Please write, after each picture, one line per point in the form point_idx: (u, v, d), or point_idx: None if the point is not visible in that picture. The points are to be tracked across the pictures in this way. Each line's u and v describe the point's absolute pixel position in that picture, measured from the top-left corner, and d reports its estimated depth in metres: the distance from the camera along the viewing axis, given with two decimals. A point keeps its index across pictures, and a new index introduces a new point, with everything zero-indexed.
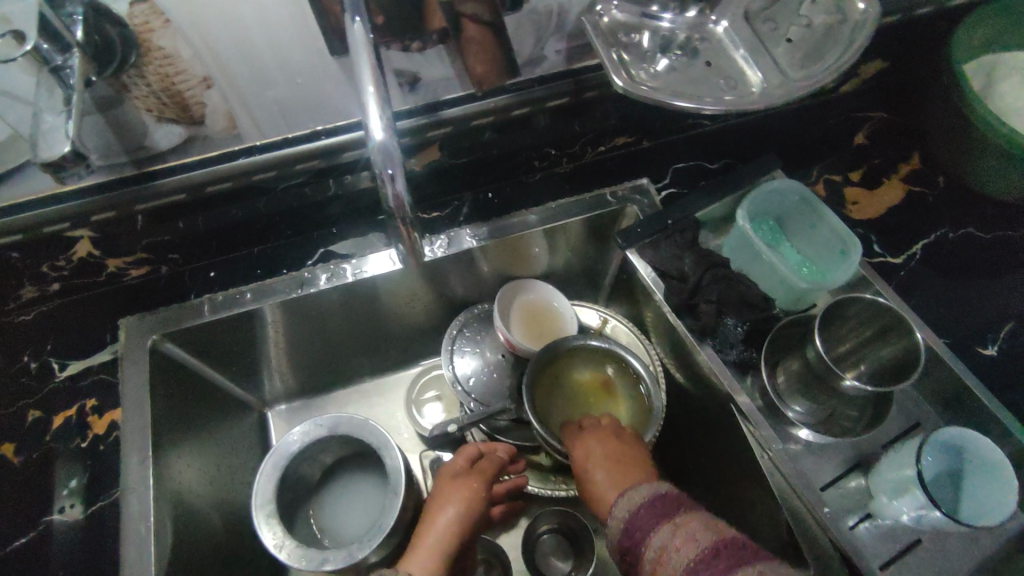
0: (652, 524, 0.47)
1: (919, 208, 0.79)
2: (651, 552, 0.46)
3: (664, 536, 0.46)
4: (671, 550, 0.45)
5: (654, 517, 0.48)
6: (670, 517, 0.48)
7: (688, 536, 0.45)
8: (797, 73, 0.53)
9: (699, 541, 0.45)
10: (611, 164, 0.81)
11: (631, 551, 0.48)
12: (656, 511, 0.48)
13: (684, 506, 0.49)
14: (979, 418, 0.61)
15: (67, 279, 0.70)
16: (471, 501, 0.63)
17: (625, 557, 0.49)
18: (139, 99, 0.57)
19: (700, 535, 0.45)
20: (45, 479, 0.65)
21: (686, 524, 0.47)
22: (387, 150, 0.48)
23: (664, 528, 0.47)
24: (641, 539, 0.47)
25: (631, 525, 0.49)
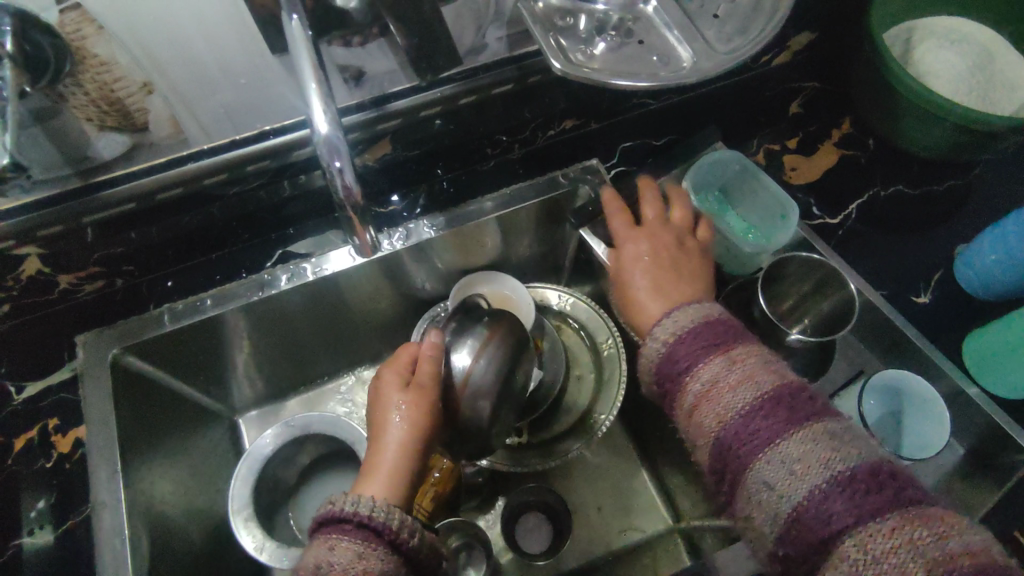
0: (701, 357, 0.50)
1: (853, 169, 0.83)
2: (700, 384, 0.49)
3: (715, 369, 0.48)
4: (724, 386, 0.48)
5: (704, 349, 0.50)
6: (722, 352, 0.50)
7: (745, 373, 0.48)
8: (724, 47, 0.56)
9: (757, 382, 0.47)
10: (561, 148, 0.83)
11: (672, 375, 0.51)
12: (704, 342, 0.51)
13: (737, 339, 0.51)
14: (914, 362, 0.65)
15: (17, 298, 0.68)
16: (418, 412, 0.56)
17: (662, 379, 0.52)
18: (77, 108, 0.56)
19: (761, 376, 0.47)
20: (10, 503, 0.64)
21: (740, 362, 0.49)
22: (333, 144, 0.49)
23: (715, 362, 0.49)
24: (687, 366, 0.50)
25: (677, 351, 0.51)
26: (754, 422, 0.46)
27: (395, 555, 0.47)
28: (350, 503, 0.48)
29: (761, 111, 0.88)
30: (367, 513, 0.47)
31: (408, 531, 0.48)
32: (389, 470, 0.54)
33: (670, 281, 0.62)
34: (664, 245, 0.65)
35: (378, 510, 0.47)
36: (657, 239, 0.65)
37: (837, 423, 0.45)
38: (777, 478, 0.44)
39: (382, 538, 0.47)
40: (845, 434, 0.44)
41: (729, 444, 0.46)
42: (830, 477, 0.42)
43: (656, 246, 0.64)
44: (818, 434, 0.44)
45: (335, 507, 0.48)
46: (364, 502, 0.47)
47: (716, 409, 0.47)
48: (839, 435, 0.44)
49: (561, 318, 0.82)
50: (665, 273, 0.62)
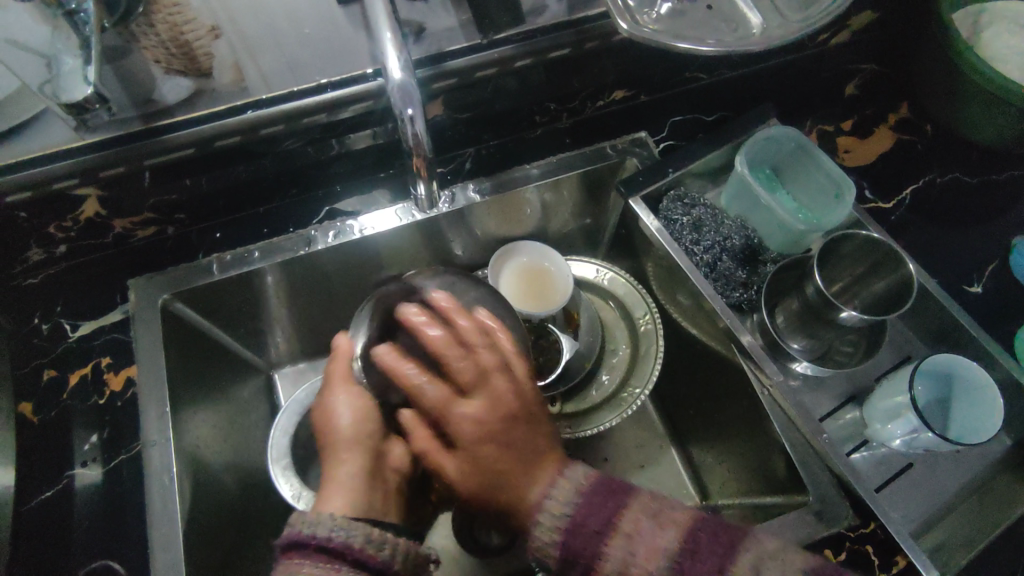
0: (601, 544, 0.47)
1: (908, 154, 0.81)
2: (615, 572, 0.46)
3: (624, 550, 0.46)
4: (639, 564, 0.46)
5: (599, 524, 0.48)
6: (617, 523, 0.48)
7: (649, 545, 0.46)
8: (795, 15, 0.55)
9: (667, 543, 0.46)
10: (610, 119, 0.82)
11: (580, 567, 0.48)
12: (597, 516, 0.48)
13: (622, 495, 0.49)
14: (965, 348, 0.65)
15: (74, 240, 0.69)
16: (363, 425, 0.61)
17: (569, 573, 0.49)
18: (147, 49, 0.60)
19: (663, 542, 0.47)
20: (64, 435, 0.66)
21: (638, 531, 0.47)
22: (405, 88, 0.51)
23: (618, 543, 0.47)
24: (595, 558, 0.47)
25: (570, 540, 0.48)
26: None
27: (362, 571, 0.47)
28: (308, 525, 0.48)
29: (815, 93, 0.87)
30: (326, 535, 0.47)
31: (375, 546, 0.48)
32: (346, 481, 0.59)
33: (510, 459, 0.52)
34: (494, 426, 0.52)
35: (338, 528, 0.48)
36: (482, 419, 0.52)
37: (751, 552, 0.46)
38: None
39: (346, 558, 0.47)
40: (772, 554, 0.47)
41: None
42: None
43: (495, 438, 0.52)
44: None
45: (293, 531, 0.48)
46: (322, 522, 0.48)
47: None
48: (767, 557, 0.46)
49: (596, 292, 0.82)
50: (500, 456, 0.52)
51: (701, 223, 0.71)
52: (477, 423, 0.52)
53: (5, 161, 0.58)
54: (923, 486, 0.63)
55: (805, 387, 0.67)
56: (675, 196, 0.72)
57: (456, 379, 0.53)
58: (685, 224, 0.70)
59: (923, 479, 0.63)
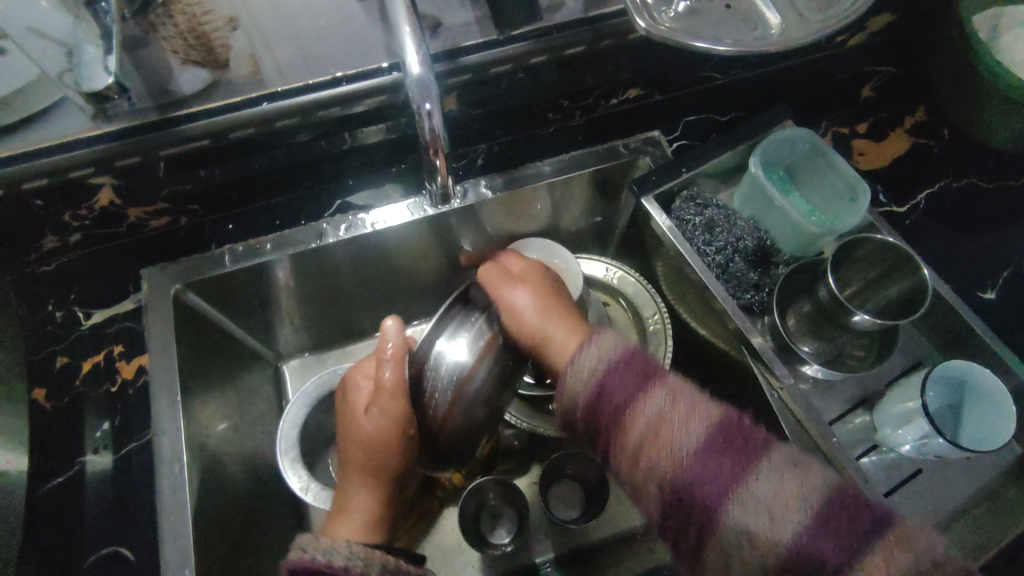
0: (638, 392, 0.49)
1: (923, 158, 0.81)
2: (645, 424, 0.48)
3: (658, 404, 0.49)
4: (670, 422, 0.48)
5: (639, 384, 0.50)
6: (655, 386, 0.50)
7: (684, 413, 0.48)
8: (815, 16, 0.54)
9: (699, 420, 0.48)
10: (623, 117, 0.81)
11: (611, 416, 0.50)
12: (635, 376, 0.51)
13: (662, 374, 0.52)
14: (978, 354, 0.64)
15: (88, 228, 0.69)
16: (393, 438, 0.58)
17: (595, 421, 0.51)
18: (166, 40, 0.59)
19: (699, 411, 0.49)
20: (76, 421, 0.66)
21: (677, 396, 0.50)
22: (423, 83, 0.52)
23: (655, 397, 0.49)
24: (628, 404, 0.49)
25: (605, 388, 0.50)
26: (713, 463, 0.46)
27: None
28: (321, 553, 0.50)
29: (831, 94, 0.86)
30: (340, 563, 0.49)
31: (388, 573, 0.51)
32: (359, 514, 0.60)
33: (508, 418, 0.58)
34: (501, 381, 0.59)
35: (354, 558, 0.50)
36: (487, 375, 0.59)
37: (784, 451, 0.47)
38: (758, 524, 0.44)
39: None
40: (801, 460, 0.47)
41: (687, 490, 0.46)
42: (806, 518, 0.43)
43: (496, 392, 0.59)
44: (778, 467, 0.46)
45: (305, 556, 0.50)
46: (338, 551, 0.50)
47: (672, 453, 0.47)
48: (796, 461, 0.47)
49: (605, 290, 0.82)
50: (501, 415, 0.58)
51: (713, 224, 0.70)
52: (533, 302, 0.61)
53: (12, 150, 0.59)
54: (932, 491, 0.62)
55: (815, 390, 0.67)
56: (688, 196, 0.72)
57: (510, 274, 0.65)
58: (697, 225, 0.70)
59: (932, 484, 0.63)
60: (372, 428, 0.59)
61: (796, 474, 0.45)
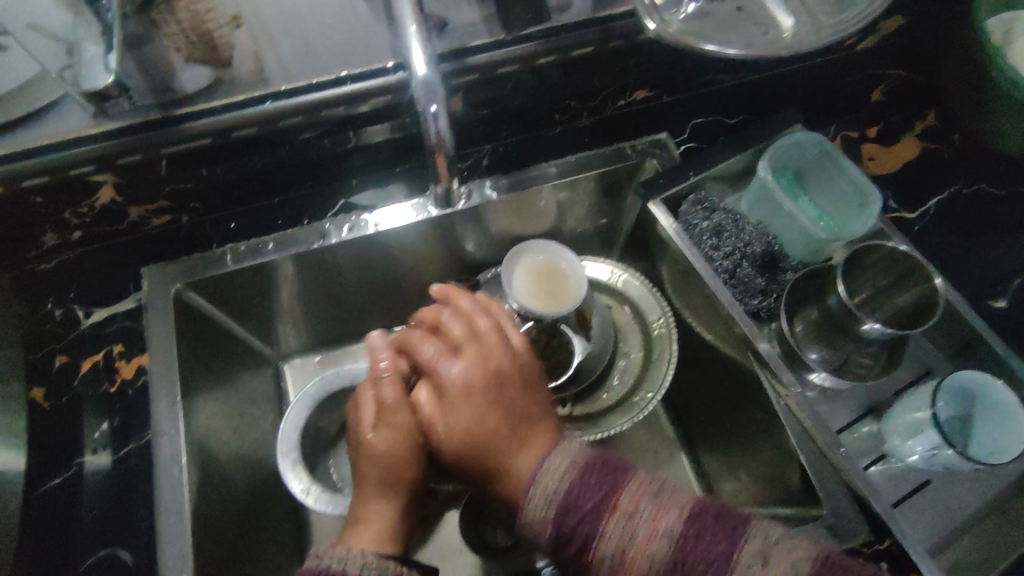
0: (597, 521, 0.47)
1: (934, 163, 0.80)
2: (613, 551, 0.46)
3: (620, 527, 0.46)
4: (636, 543, 0.46)
5: (598, 502, 0.47)
6: (615, 498, 0.48)
7: (647, 530, 0.46)
8: (828, 20, 0.54)
9: (666, 528, 0.46)
10: (629, 119, 0.80)
11: (578, 548, 0.48)
12: (595, 494, 0.48)
13: (620, 474, 0.49)
14: (989, 364, 0.63)
15: (88, 226, 0.69)
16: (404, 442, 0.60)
17: (564, 552, 0.49)
18: (168, 37, 0.59)
19: (660, 526, 0.46)
20: (75, 421, 0.66)
21: (637, 509, 0.47)
22: (430, 85, 0.51)
23: (615, 521, 0.47)
24: (592, 531, 0.47)
25: (565, 523, 0.48)
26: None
27: None
28: (337, 561, 0.50)
29: (840, 97, 0.85)
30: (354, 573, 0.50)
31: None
32: (375, 529, 0.58)
33: (501, 430, 0.56)
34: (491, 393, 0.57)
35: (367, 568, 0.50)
36: (470, 387, 0.57)
37: (758, 539, 0.46)
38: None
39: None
40: (782, 543, 0.46)
41: None
42: None
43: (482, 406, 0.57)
44: (753, 569, 0.44)
45: (320, 564, 0.50)
46: (352, 559, 0.50)
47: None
48: (771, 550, 0.45)
49: (609, 293, 0.81)
50: (494, 427, 0.56)
51: (721, 229, 0.69)
52: (463, 382, 0.58)
53: (6, 148, 0.57)
54: (940, 502, 0.62)
55: (821, 398, 0.66)
56: (695, 200, 0.71)
57: (451, 341, 0.61)
58: (705, 229, 0.69)
59: (940, 496, 0.62)
60: (384, 443, 0.60)
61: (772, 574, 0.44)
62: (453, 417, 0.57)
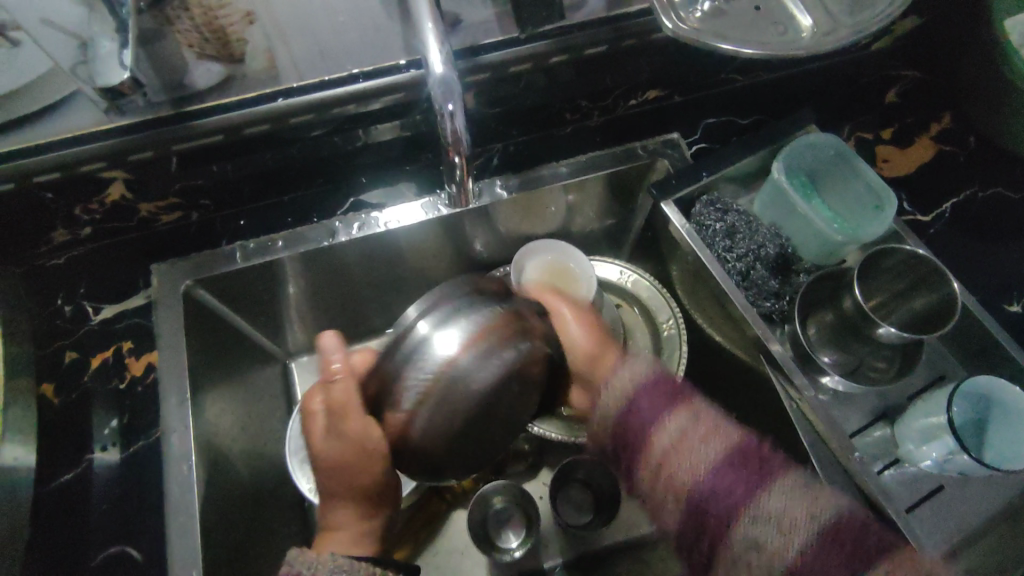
0: (664, 410, 0.52)
1: (949, 166, 0.79)
2: (669, 437, 0.51)
3: (682, 423, 0.51)
4: (694, 441, 0.50)
5: (667, 404, 0.53)
6: (683, 406, 0.53)
7: (705, 431, 0.51)
8: (847, 19, 0.53)
9: (721, 438, 0.50)
10: (641, 118, 0.80)
11: (636, 433, 0.52)
12: (665, 396, 0.53)
13: (690, 396, 0.54)
14: (1004, 369, 0.63)
15: (99, 222, 0.69)
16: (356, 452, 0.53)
17: (624, 436, 0.53)
18: (181, 33, 0.57)
19: (724, 433, 0.51)
20: (85, 418, 0.66)
21: (702, 416, 0.52)
22: (446, 84, 0.50)
23: (681, 415, 0.52)
24: (653, 421, 0.52)
25: (635, 405, 0.53)
26: (729, 477, 0.48)
27: None
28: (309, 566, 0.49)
29: (854, 98, 0.84)
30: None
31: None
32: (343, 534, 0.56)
33: (583, 329, 0.61)
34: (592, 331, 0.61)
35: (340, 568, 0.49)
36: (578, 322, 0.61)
37: (799, 474, 0.49)
38: (768, 537, 0.45)
39: None
40: (811, 486, 0.48)
41: (703, 502, 0.47)
42: (811, 542, 0.44)
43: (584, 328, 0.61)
44: (792, 486, 0.47)
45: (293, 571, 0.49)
46: (322, 564, 0.49)
47: (688, 465, 0.49)
48: (810, 486, 0.48)
49: (618, 294, 0.80)
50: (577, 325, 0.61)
51: (735, 230, 0.69)
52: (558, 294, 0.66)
53: (16, 145, 0.58)
54: (953, 507, 0.61)
55: (834, 401, 0.65)
56: (708, 200, 0.71)
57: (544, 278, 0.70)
58: (718, 230, 0.69)
59: (954, 501, 0.61)
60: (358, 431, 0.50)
61: (808, 496, 0.46)
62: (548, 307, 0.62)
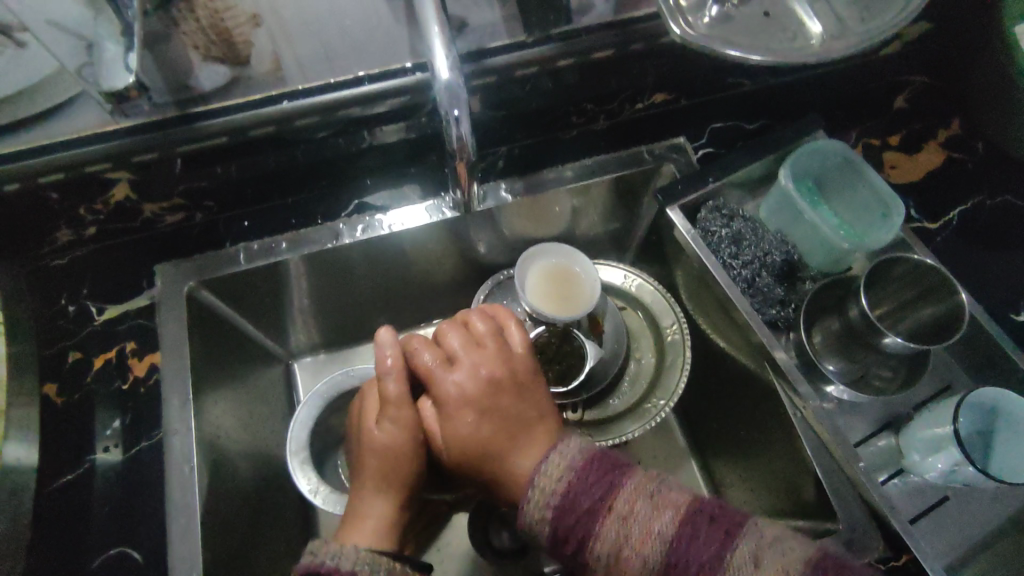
0: (596, 508, 0.45)
1: (957, 173, 0.78)
2: (604, 556, 0.44)
3: (613, 536, 0.44)
4: (628, 551, 0.44)
5: (592, 509, 0.45)
6: (608, 506, 0.45)
7: (642, 528, 0.44)
8: (857, 26, 0.53)
9: (658, 533, 0.44)
10: (646, 122, 0.79)
11: (570, 551, 0.46)
12: (588, 504, 0.46)
13: (615, 478, 0.47)
14: (1011, 379, 0.62)
15: (103, 223, 0.69)
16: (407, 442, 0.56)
17: (558, 553, 0.47)
18: (187, 35, 0.56)
19: (656, 528, 0.44)
20: (87, 418, 0.66)
21: (632, 514, 0.45)
22: (453, 90, 0.50)
23: (610, 525, 0.45)
24: (584, 541, 0.45)
25: (558, 529, 0.46)
26: None
27: None
28: (331, 557, 0.48)
29: (861, 104, 0.84)
30: (348, 568, 0.48)
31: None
32: (374, 521, 0.56)
33: (501, 436, 0.53)
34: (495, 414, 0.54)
35: (360, 563, 0.48)
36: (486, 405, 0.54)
37: (752, 542, 0.44)
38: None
39: None
40: (769, 545, 0.44)
41: None
42: None
43: (484, 412, 0.54)
44: (745, 572, 0.42)
45: (316, 562, 0.48)
46: (346, 556, 0.48)
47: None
48: (771, 546, 0.44)
49: (622, 297, 0.80)
50: (493, 433, 0.54)
51: (741, 237, 0.68)
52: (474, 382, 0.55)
53: (19, 146, 0.58)
54: (958, 518, 0.61)
55: (839, 410, 0.65)
56: (713, 206, 0.70)
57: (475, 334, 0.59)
58: (724, 237, 0.68)
59: (959, 512, 0.61)
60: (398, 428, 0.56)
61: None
62: (450, 425, 0.55)
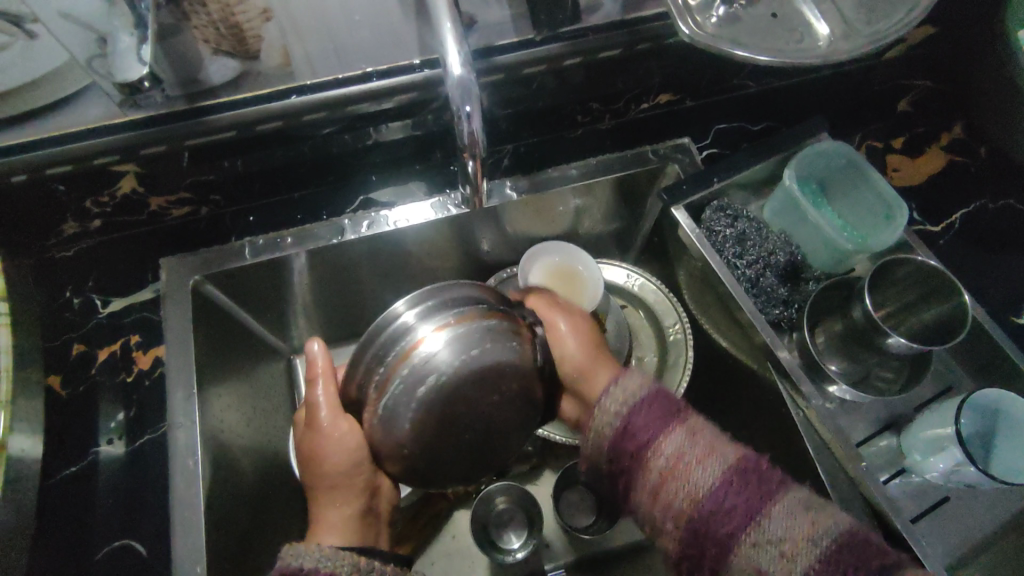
0: (660, 431, 0.52)
1: (960, 177, 0.79)
2: (664, 459, 0.51)
3: (677, 443, 0.51)
4: (690, 462, 0.50)
5: (661, 423, 0.53)
6: (677, 425, 0.53)
7: (706, 449, 0.51)
8: (863, 28, 0.53)
9: (718, 458, 0.50)
10: (651, 123, 0.80)
11: (631, 453, 0.53)
12: (659, 414, 0.53)
13: (683, 413, 0.54)
14: (1013, 382, 0.63)
15: (109, 216, 0.69)
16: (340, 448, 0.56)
17: (619, 456, 0.53)
18: (199, 29, 0.57)
19: (718, 451, 0.51)
20: (91, 410, 0.66)
21: (697, 435, 0.52)
22: (464, 85, 0.50)
23: (675, 436, 0.52)
24: (650, 441, 0.52)
25: (630, 424, 0.53)
26: (726, 500, 0.48)
27: None
28: (297, 557, 0.48)
29: (864, 106, 0.84)
30: (311, 565, 0.47)
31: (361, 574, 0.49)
32: (332, 525, 0.57)
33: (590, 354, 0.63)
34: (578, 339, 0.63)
35: (325, 560, 0.48)
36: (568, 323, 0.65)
37: (798, 493, 0.49)
38: (767, 562, 0.46)
39: None
40: (812, 502, 0.48)
41: (704, 524, 0.48)
42: (815, 556, 0.45)
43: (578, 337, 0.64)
44: (791, 507, 0.47)
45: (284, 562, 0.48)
46: (310, 554, 0.48)
47: (686, 490, 0.49)
48: (810, 504, 0.48)
49: (624, 296, 0.80)
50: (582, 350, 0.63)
51: (745, 237, 0.69)
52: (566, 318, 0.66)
53: (23, 139, 0.58)
54: (957, 519, 0.61)
55: (840, 410, 0.66)
56: (718, 206, 0.70)
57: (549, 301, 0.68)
58: (728, 237, 0.68)
59: (959, 514, 0.61)
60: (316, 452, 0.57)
61: (810, 518, 0.47)
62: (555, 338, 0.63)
